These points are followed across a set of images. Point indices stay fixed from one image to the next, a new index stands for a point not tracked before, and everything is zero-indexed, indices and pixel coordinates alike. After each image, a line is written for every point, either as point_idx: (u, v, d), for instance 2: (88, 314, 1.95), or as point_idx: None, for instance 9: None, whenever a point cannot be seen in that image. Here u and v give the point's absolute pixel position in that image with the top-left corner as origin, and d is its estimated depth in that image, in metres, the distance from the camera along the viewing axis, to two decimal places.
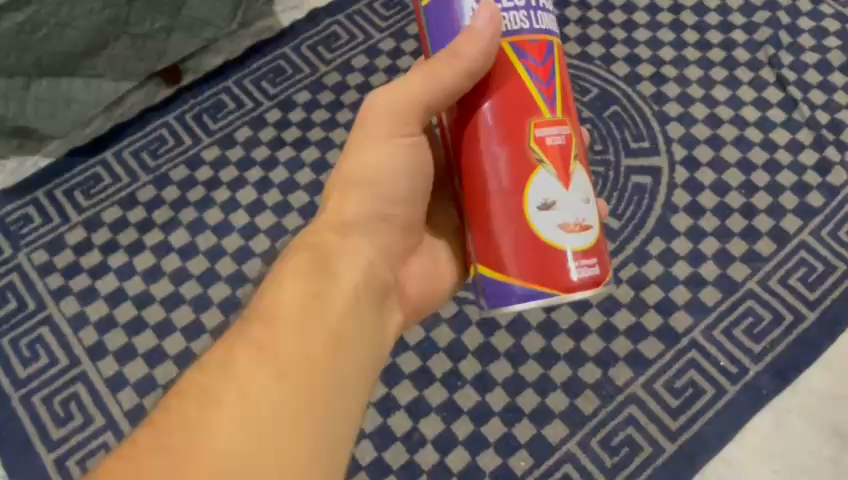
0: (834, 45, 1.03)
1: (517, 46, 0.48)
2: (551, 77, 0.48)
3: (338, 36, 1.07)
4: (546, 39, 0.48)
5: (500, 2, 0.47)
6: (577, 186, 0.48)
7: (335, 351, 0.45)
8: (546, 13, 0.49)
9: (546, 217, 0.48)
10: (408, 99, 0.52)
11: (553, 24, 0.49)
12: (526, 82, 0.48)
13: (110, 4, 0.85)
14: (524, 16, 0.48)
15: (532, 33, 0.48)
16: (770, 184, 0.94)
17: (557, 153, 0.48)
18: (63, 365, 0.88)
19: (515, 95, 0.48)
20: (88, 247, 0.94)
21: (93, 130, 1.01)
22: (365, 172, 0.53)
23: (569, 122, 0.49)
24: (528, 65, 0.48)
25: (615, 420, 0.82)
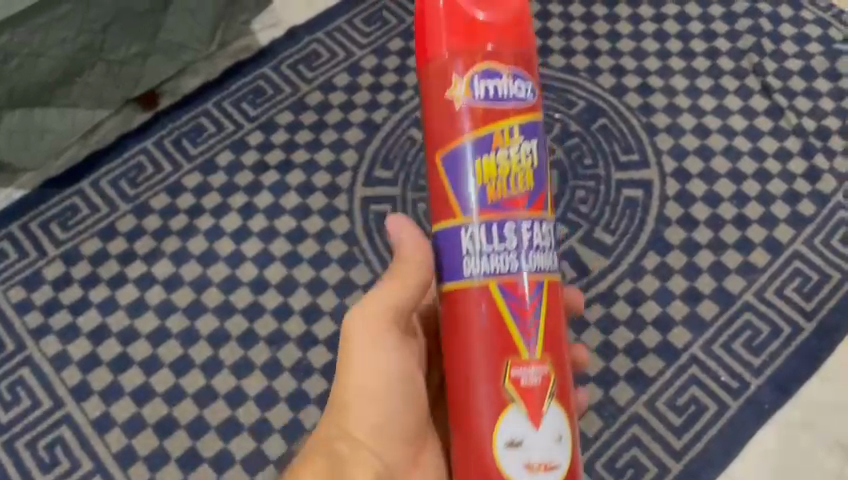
0: (817, 51, 1.03)
1: (501, 284, 0.45)
2: (534, 314, 0.45)
3: (319, 54, 1.05)
4: (535, 280, 0.45)
5: (488, 245, 0.45)
6: (550, 427, 0.43)
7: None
8: (541, 254, 0.45)
9: (510, 455, 0.43)
10: (387, 311, 0.53)
11: (551, 263, 0.46)
12: (504, 317, 0.44)
13: (84, 30, 0.83)
14: (513, 256, 0.45)
15: (519, 274, 0.45)
16: (761, 194, 0.93)
17: (530, 394, 0.44)
18: (46, 408, 0.84)
19: (491, 329, 0.45)
20: (67, 282, 0.91)
21: (68, 159, 0.98)
22: (360, 383, 0.52)
23: (551, 363, 0.45)
24: (509, 301, 0.44)
25: (619, 441, 0.81)
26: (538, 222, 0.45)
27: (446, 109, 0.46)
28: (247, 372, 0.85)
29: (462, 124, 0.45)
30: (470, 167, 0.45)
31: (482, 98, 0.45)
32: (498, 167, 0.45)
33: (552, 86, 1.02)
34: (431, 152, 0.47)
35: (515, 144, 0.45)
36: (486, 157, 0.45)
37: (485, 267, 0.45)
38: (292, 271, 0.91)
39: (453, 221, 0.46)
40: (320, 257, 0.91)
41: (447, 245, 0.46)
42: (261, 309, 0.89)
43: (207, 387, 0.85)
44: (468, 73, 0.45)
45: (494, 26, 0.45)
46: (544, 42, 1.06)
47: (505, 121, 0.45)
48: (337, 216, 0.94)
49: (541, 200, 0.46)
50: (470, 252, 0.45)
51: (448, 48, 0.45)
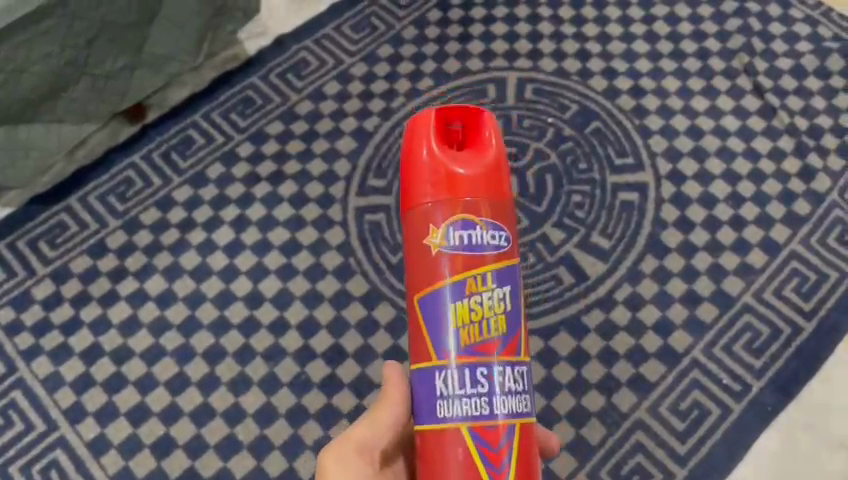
0: (807, 50, 1.03)
1: (475, 429, 0.46)
2: (505, 460, 0.46)
3: (308, 62, 1.04)
4: (507, 424, 0.47)
5: (461, 388, 0.47)
6: None
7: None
8: (514, 397, 0.47)
9: None
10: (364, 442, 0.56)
11: (525, 405, 0.48)
12: (476, 462, 0.46)
13: (69, 45, 0.81)
14: (485, 402, 0.46)
15: (491, 418, 0.46)
16: (756, 194, 0.93)
17: None
18: (39, 431, 0.83)
19: (465, 474, 0.46)
20: (58, 301, 0.89)
21: (54, 175, 0.96)
22: None
23: None
24: (481, 445, 0.46)
25: (623, 448, 0.80)
26: (510, 365, 0.48)
27: (424, 253, 0.49)
28: (244, 389, 0.84)
29: (436, 268, 0.48)
30: (445, 312, 0.48)
31: (455, 246, 0.48)
32: (472, 312, 0.48)
33: (544, 90, 1.02)
34: (411, 293, 0.50)
35: (488, 292, 0.48)
36: (459, 302, 0.48)
37: (457, 411, 0.46)
38: (287, 285, 0.90)
39: (429, 362, 0.48)
40: (315, 269, 0.90)
41: (423, 386, 0.48)
42: (256, 324, 0.87)
43: (204, 405, 0.83)
44: (446, 222, 0.49)
45: (473, 179, 0.49)
46: (534, 46, 1.06)
47: (479, 269, 0.48)
48: (332, 226, 0.93)
49: (515, 346, 0.48)
50: (443, 397, 0.47)
51: (429, 198, 0.49)
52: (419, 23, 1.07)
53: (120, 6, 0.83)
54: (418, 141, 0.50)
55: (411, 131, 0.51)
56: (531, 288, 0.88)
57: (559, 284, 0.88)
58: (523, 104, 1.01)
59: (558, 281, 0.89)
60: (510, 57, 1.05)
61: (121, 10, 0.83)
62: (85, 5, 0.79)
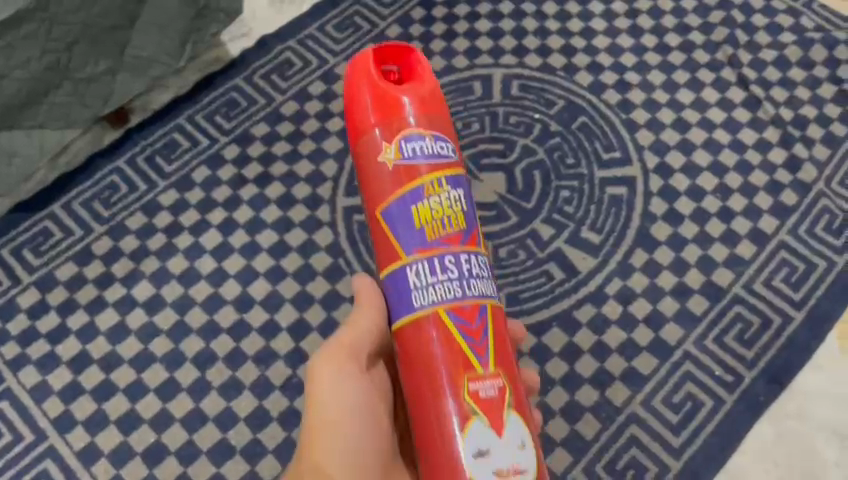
0: (790, 41, 1.03)
1: (452, 311, 0.52)
2: (483, 335, 0.52)
3: (292, 63, 1.03)
4: (479, 303, 0.53)
5: (435, 275, 0.53)
6: (512, 434, 0.49)
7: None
8: (480, 280, 0.53)
9: (481, 465, 0.48)
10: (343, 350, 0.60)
11: (490, 288, 0.54)
12: (457, 339, 0.52)
13: (48, 49, 0.80)
14: (456, 283, 0.52)
15: (464, 298, 0.52)
16: (744, 186, 0.93)
17: (488, 403, 0.50)
18: (28, 441, 0.81)
19: (447, 351, 0.52)
20: (44, 309, 0.88)
21: (37, 182, 0.94)
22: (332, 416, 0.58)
23: (503, 375, 0.52)
24: (458, 323, 0.52)
25: (617, 442, 0.80)
26: (473, 254, 0.54)
27: (380, 170, 0.56)
28: (235, 393, 0.83)
29: (395, 180, 0.55)
30: (407, 216, 0.54)
31: (409, 157, 0.55)
32: (432, 211, 0.54)
33: (530, 86, 1.02)
34: (373, 212, 0.57)
35: (445, 192, 0.54)
36: (419, 204, 0.54)
37: (430, 297, 0.52)
38: (277, 287, 0.89)
39: (398, 262, 0.54)
40: (304, 271, 0.90)
41: (397, 283, 0.54)
42: (247, 328, 0.87)
43: (195, 411, 0.82)
44: (398, 140, 0.55)
45: (414, 104, 0.56)
46: (519, 42, 1.06)
47: (432, 174, 0.55)
48: (321, 227, 0.92)
49: (473, 238, 0.55)
50: (417, 287, 0.53)
51: (379, 126, 0.56)
52: (403, 22, 1.07)
53: (100, 9, 0.82)
54: (360, 82, 0.58)
55: (353, 76, 0.58)
56: (521, 284, 0.88)
57: (549, 280, 0.88)
58: (508, 100, 1.01)
59: (549, 277, 0.89)
60: (495, 53, 1.05)
61: (102, 13, 0.83)
62: (64, 9, 0.79)
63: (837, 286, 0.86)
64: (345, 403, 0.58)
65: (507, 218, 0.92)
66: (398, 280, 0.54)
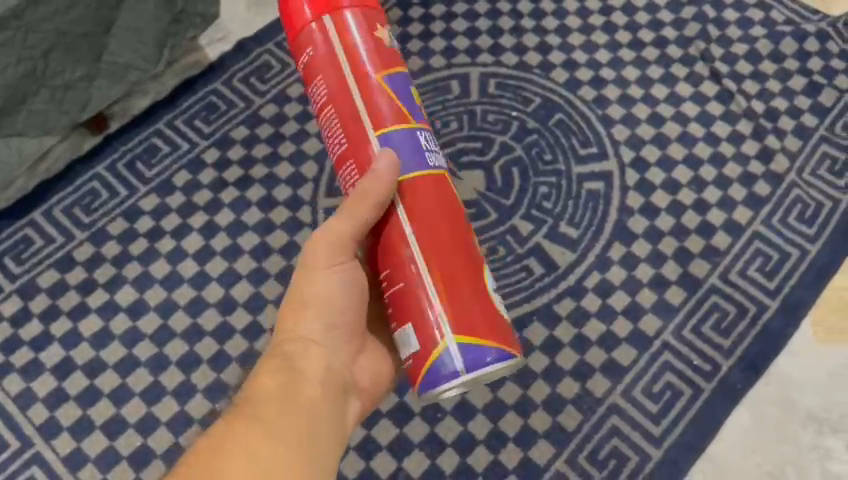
0: (760, 34, 1.05)
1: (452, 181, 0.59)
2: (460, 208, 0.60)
3: (270, 65, 1.04)
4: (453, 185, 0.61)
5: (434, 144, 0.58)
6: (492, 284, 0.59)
7: (313, 408, 0.52)
8: None
9: (496, 297, 0.57)
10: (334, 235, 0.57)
11: None
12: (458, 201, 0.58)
13: (25, 56, 0.81)
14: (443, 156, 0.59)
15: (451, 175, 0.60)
16: (718, 178, 0.95)
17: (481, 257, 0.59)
18: (14, 449, 0.82)
19: (457, 205, 0.57)
20: (26, 317, 0.88)
21: (16, 190, 0.95)
22: (315, 295, 0.57)
23: None
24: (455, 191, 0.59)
25: (599, 432, 0.82)
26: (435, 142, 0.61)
27: (366, 46, 0.56)
28: (220, 395, 0.84)
29: (376, 62, 0.56)
30: (407, 91, 0.57)
31: (388, 45, 0.58)
32: (416, 96, 0.59)
33: (506, 84, 1.03)
34: (359, 81, 0.56)
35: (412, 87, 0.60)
36: (411, 87, 0.58)
37: (439, 160, 0.57)
38: (259, 289, 0.89)
39: (408, 124, 0.56)
40: (286, 272, 0.90)
41: (408, 140, 0.56)
42: (230, 330, 0.87)
43: (181, 414, 0.83)
44: (363, 25, 0.57)
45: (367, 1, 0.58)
46: (495, 41, 1.07)
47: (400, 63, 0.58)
48: (302, 228, 0.93)
49: None
50: (429, 147, 0.57)
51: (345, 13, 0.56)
52: None
53: (76, 16, 0.83)
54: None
55: None
56: (501, 280, 0.90)
57: (529, 275, 0.90)
58: (486, 98, 1.02)
59: (528, 272, 0.90)
60: (472, 53, 1.06)
61: (77, 19, 0.83)
62: (39, 16, 0.79)
63: (810, 273, 0.88)
64: (329, 285, 0.57)
65: (486, 215, 0.94)
66: (415, 137, 0.56)
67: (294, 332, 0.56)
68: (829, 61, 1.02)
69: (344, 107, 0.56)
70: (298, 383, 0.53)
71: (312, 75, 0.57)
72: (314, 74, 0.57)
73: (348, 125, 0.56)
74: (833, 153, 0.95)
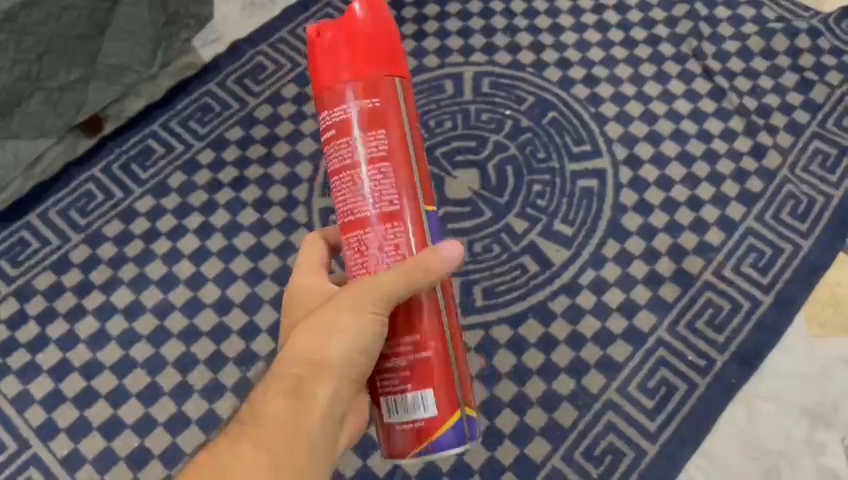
0: (752, 31, 1.06)
1: None
2: None
3: (264, 66, 1.04)
4: None
5: None
6: None
7: (313, 445, 0.47)
8: None
9: None
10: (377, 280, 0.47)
11: None
12: None
13: (20, 59, 0.81)
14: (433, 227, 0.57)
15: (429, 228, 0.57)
16: (711, 175, 0.96)
17: None
18: (12, 451, 0.82)
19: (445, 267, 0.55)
20: (23, 319, 0.88)
21: (12, 193, 0.95)
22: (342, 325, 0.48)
23: None
24: None
25: (595, 428, 0.82)
26: None
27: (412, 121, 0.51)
28: (217, 395, 0.84)
29: (416, 137, 0.50)
30: None
31: None
32: None
33: (500, 83, 1.03)
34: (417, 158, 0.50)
35: None
36: None
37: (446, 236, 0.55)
38: (255, 289, 0.90)
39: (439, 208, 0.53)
40: (282, 272, 0.90)
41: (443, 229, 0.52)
42: (227, 330, 0.87)
43: (178, 414, 0.83)
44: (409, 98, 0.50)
45: None
46: (488, 40, 1.07)
47: None
48: (297, 228, 0.93)
49: None
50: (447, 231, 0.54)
51: (397, 78, 0.49)
52: None
53: (69, 19, 0.83)
54: (378, 22, 0.47)
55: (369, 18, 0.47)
56: (497, 278, 0.90)
57: (524, 272, 0.90)
58: (480, 97, 1.02)
59: (524, 270, 0.90)
60: (466, 52, 1.06)
61: (71, 22, 0.83)
62: (34, 20, 0.79)
63: (804, 268, 0.88)
64: (362, 328, 0.48)
65: (481, 214, 0.94)
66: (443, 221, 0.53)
67: (313, 356, 0.48)
68: (820, 57, 1.02)
69: (388, 176, 0.48)
70: (305, 418, 0.47)
71: (340, 132, 0.48)
72: (346, 131, 0.48)
73: (389, 194, 0.48)
74: (825, 149, 0.96)
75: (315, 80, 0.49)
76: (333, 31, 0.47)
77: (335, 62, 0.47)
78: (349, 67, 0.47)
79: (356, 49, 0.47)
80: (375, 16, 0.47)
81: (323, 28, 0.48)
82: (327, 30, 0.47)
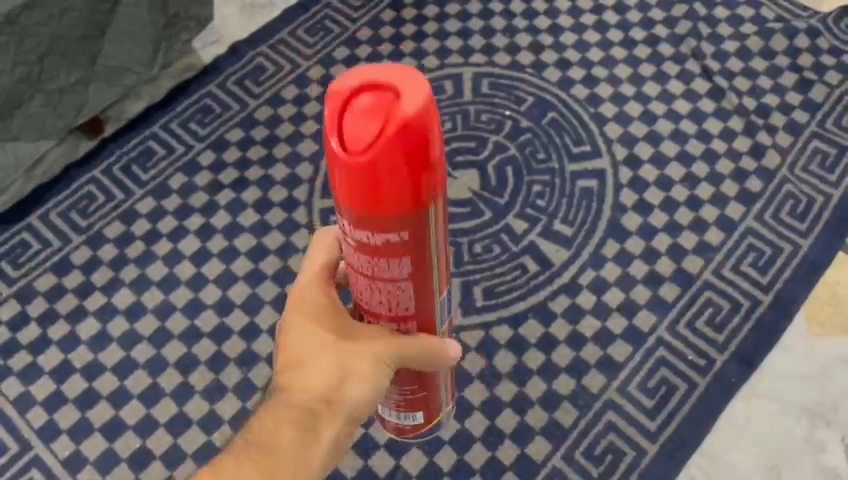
0: (751, 31, 1.06)
1: None
2: None
3: (265, 68, 1.05)
4: None
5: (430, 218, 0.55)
6: None
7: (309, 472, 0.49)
8: None
9: None
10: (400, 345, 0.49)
11: None
12: None
13: (20, 61, 0.81)
14: None
15: None
16: (710, 174, 0.96)
17: None
18: (13, 452, 0.82)
19: None
20: (24, 321, 0.89)
21: (13, 194, 0.95)
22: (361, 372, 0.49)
23: None
24: None
25: (595, 428, 0.82)
26: None
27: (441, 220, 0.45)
28: (219, 396, 0.84)
29: (443, 246, 0.46)
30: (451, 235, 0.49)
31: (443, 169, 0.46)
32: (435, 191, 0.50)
33: (500, 83, 1.03)
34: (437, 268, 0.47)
35: None
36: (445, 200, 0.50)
37: None
38: (256, 290, 0.90)
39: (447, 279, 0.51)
40: (282, 273, 0.91)
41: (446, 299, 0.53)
42: (228, 331, 0.88)
43: (179, 415, 0.83)
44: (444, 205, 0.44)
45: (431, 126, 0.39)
46: (488, 40, 1.08)
47: None
48: (298, 229, 0.93)
49: None
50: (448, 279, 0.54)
51: (430, 202, 0.41)
52: (373, 24, 1.09)
53: (69, 20, 0.83)
54: (418, 170, 0.38)
55: (408, 168, 0.38)
56: (497, 278, 0.90)
57: (524, 272, 0.90)
58: (480, 98, 1.02)
59: (524, 270, 0.90)
60: (465, 52, 1.06)
61: (71, 24, 0.84)
62: (34, 21, 0.80)
63: (803, 267, 0.89)
64: (377, 379, 0.49)
65: (481, 214, 0.94)
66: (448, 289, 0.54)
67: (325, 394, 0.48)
68: (819, 57, 1.03)
69: (408, 288, 0.46)
70: (311, 451, 0.48)
71: (362, 254, 0.44)
72: (368, 255, 0.43)
73: (406, 301, 0.47)
74: (824, 148, 0.96)
75: (333, 183, 0.40)
76: (360, 168, 0.37)
77: (363, 201, 0.39)
78: (376, 211, 0.40)
79: (387, 194, 0.39)
80: (412, 153, 0.37)
81: (351, 155, 0.37)
82: (355, 163, 0.37)
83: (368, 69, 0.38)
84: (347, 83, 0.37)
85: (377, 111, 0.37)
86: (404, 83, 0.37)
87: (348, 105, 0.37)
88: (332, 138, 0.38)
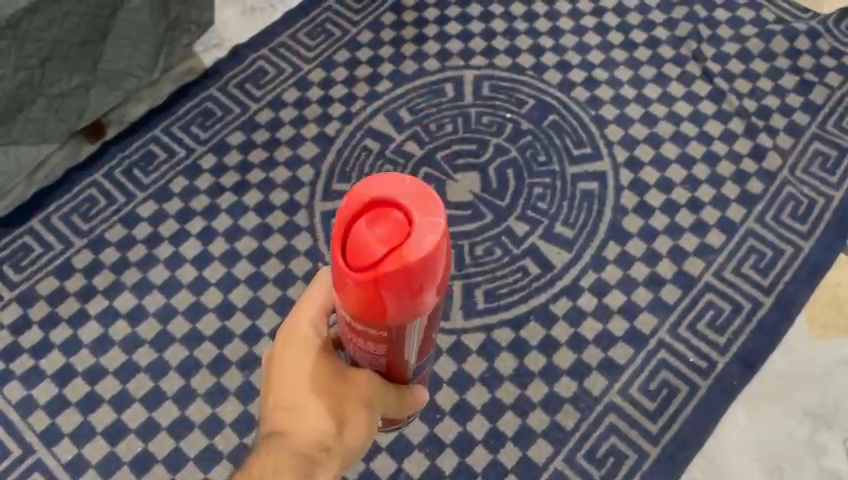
0: (752, 33, 1.06)
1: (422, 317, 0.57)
2: None
3: (266, 71, 1.05)
4: None
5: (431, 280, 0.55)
6: None
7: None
8: None
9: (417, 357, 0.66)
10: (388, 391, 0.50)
11: None
12: None
13: (22, 66, 0.81)
14: None
15: None
16: (711, 176, 0.96)
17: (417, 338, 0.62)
18: (15, 456, 0.82)
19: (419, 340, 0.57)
20: (26, 324, 0.89)
21: (14, 197, 0.95)
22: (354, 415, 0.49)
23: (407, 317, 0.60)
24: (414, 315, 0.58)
25: (598, 431, 0.82)
26: None
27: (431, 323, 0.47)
28: (220, 399, 0.84)
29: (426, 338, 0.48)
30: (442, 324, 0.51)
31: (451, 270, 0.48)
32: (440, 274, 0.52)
33: (500, 86, 1.04)
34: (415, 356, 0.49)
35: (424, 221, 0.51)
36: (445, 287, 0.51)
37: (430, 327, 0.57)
38: (258, 293, 0.90)
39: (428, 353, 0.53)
40: (284, 276, 0.91)
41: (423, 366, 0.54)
42: (230, 334, 0.88)
43: (181, 418, 0.83)
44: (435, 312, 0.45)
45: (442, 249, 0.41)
46: (489, 43, 1.08)
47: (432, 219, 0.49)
48: (299, 232, 0.93)
49: None
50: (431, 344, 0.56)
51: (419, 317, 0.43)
52: (374, 27, 1.09)
53: (71, 25, 0.83)
54: (413, 295, 0.40)
55: (402, 295, 0.40)
56: (498, 280, 0.90)
57: (525, 275, 0.90)
58: (480, 100, 1.02)
59: (525, 272, 0.90)
60: (466, 55, 1.06)
61: (73, 28, 0.84)
62: (35, 26, 0.80)
63: (804, 269, 0.89)
64: (367, 422, 0.50)
65: (482, 216, 0.94)
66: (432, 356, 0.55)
67: (320, 440, 0.48)
68: (819, 59, 1.03)
69: (385, 365, 0.48)
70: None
71: (349, 333, 0.45)
72: (355, 335, 0.45)
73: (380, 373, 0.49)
74: (825, 150, 0.96)
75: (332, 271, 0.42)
76: (357, 282, 0.39)
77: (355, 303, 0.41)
78: (368, 316, 0.41)
79: (382, 308, 0.40)
80: (408, 284, 0.39)
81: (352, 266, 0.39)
82: (353, 276, 0.39)
83: (394, 182, 0.39)
84: (372, 194, 0.39)
85: (390, 238, 0.38)
86: (420, 215, 0.38)
87: (361, 216, 0.39)
88: (341, 240, 0.39)
